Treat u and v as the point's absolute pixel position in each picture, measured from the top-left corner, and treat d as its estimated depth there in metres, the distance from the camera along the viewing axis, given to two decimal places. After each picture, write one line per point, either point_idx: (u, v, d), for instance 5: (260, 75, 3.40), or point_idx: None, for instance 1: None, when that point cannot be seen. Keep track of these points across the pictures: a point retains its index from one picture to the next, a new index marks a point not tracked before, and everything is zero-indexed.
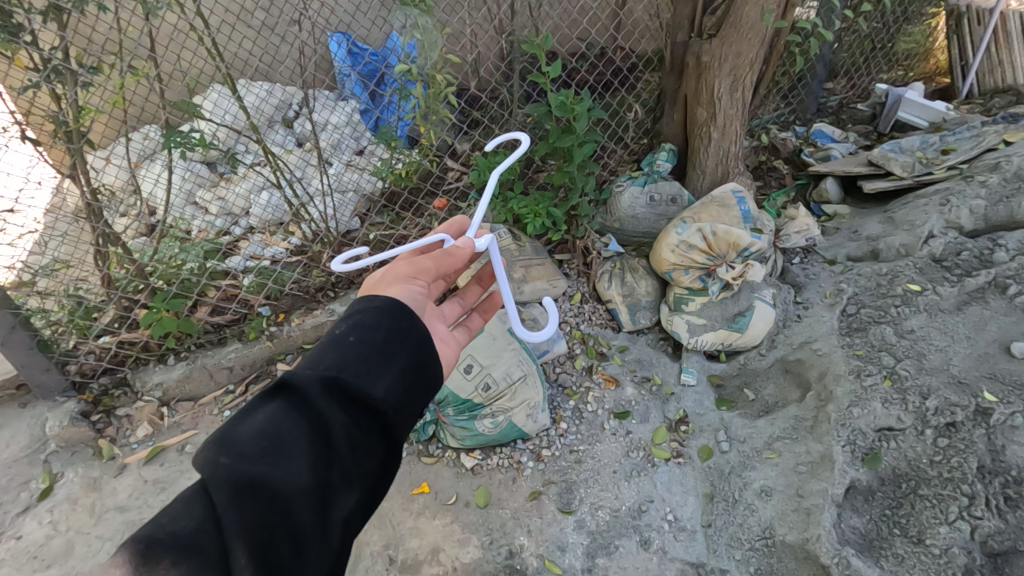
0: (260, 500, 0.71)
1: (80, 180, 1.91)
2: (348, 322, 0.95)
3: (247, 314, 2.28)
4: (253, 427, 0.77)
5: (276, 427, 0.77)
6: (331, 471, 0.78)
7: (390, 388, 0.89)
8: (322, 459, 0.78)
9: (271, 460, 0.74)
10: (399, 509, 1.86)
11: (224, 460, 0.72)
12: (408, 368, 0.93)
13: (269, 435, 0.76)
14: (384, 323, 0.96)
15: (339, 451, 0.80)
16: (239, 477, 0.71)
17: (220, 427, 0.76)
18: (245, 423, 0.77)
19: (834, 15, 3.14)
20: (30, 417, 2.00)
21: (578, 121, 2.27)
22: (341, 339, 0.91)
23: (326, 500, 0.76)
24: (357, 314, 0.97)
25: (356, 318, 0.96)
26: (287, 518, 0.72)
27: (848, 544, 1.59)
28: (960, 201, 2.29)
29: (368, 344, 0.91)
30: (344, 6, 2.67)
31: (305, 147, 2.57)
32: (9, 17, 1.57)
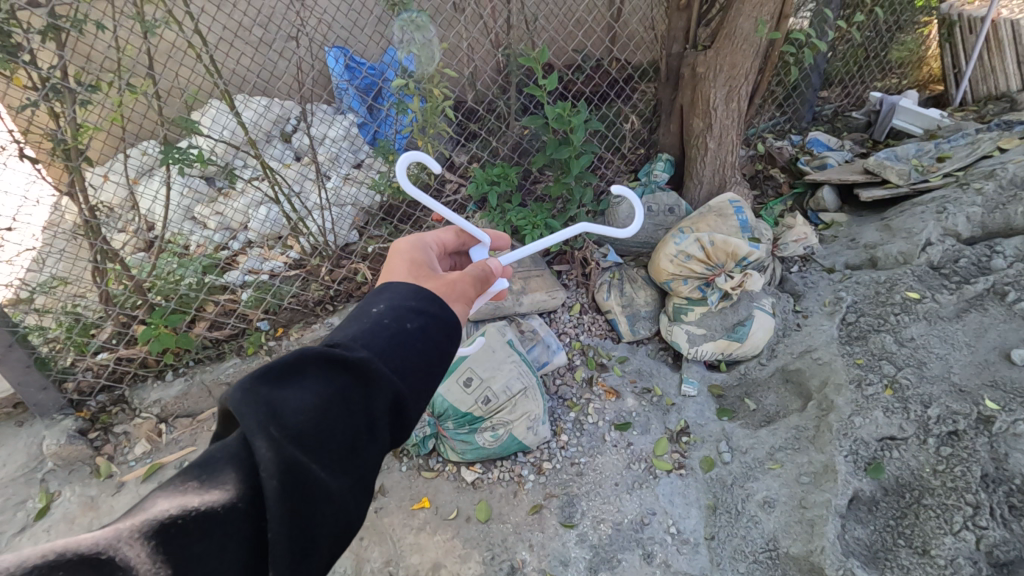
0: (297, 483, 0.69)
1: (78, 198, 1.91)
2: (416, 323, 0.95)
3: (245, 329, 2.27)
4: (302, 403, 0.75)
5: (326, 411, 0.76)
6: (358, 472, 0.78)
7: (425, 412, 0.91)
8: (352, 459, 0.77)
9: (312, 445, 0.73)
10: (399, 525, 1.85)
11: (274, 434, 0.70)
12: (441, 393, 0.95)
13: (317, 417, 0.75)
14: (442, 340, 0.97)
15: (366, 454, 0.80)
16: (286, 458, 0.69)
17: (271, 396, 0.73)
18: (294, 398, 0.75)
19: (828, 26, 3.16)
20: (27, 435, 1.98)
21: (575, 133, 2.28)
22: (408, 341, 0.92)
23: (346, 501, 0.75)
24: (426, 317, 0.96)
25: (423, 321, 0.96)
26: (313, 509, 0.70)
27: (853, 556, 1.57)
28: (956, 209, 2.30)
29: (416, 356, 0.91)
30: (341, 22, 2.69)
31: (304, 161, 2.58)
32: (8, 36, 1.58)
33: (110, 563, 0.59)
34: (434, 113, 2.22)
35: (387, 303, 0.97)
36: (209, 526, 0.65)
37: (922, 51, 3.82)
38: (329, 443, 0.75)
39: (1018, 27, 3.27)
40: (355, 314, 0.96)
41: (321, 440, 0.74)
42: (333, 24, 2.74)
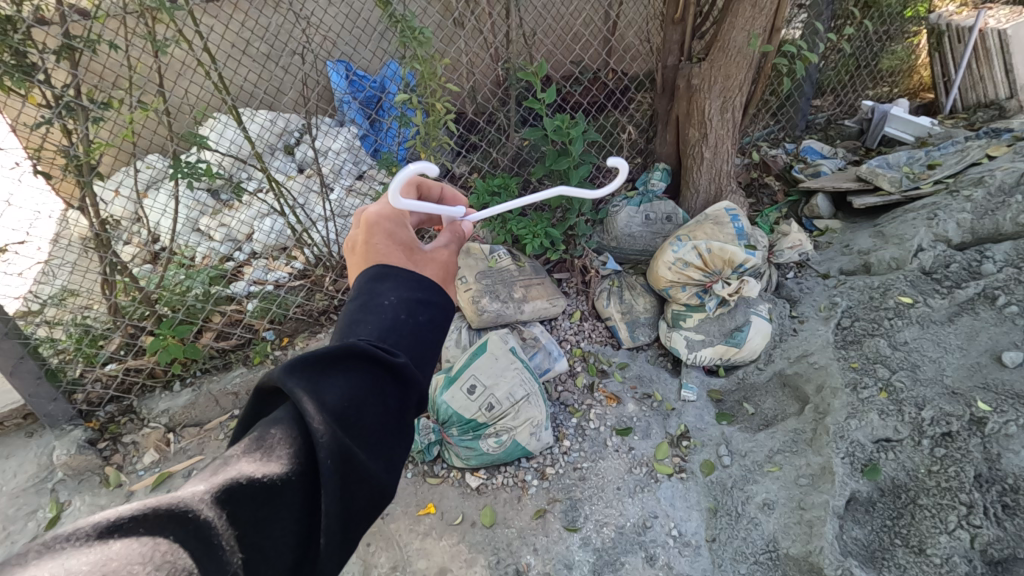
0: (346, 467, 0.71)
1: (89, 212, 1.96)
2: (427, 315, 0.93)
3: (251, 338, 2.31)
4: (342, 391, 0.76)
5: (366, 401, 0.78)
6: (395, 455, 0.80)
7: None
8: (392, 445, 0.80)
9: (355, 429, 0.75)
10: (406, 530, 1.88)
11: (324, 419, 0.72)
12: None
13: (357, 405, 0.76)
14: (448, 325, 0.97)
15: (399, 440, 0.82)
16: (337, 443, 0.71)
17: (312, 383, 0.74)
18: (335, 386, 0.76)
19: (819, 38, 3.24)
20: (37, 446, 2.01)
21: (574, 144, 2.33)
22: (424, 333, 0.91)
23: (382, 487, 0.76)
24: (436, 308, 0.94)
25: (433, 312, 0.94)
26: (360, 493, 0.72)
27: (851, 556, 1.61)
28: (947, 215, 2.35)
29: (437, 344, 0.93)
30: (345, 37, 2.76)
31: (308, 174, 2.63)
32: (23, 57, 1.64)
33: (192, 523, 0.59)
34: (435, 126, 2.29)
35: (396, 295, 0.92)
36: (271, 495, 0.65)
37: (912, 60, 3.89)
38: (372, 429, 0.77)
39: (1004, 36, 3.35)
40: (364, 305, 0.90)
41: (367, 426, 0.77)
42: (336, 40, 2.80)
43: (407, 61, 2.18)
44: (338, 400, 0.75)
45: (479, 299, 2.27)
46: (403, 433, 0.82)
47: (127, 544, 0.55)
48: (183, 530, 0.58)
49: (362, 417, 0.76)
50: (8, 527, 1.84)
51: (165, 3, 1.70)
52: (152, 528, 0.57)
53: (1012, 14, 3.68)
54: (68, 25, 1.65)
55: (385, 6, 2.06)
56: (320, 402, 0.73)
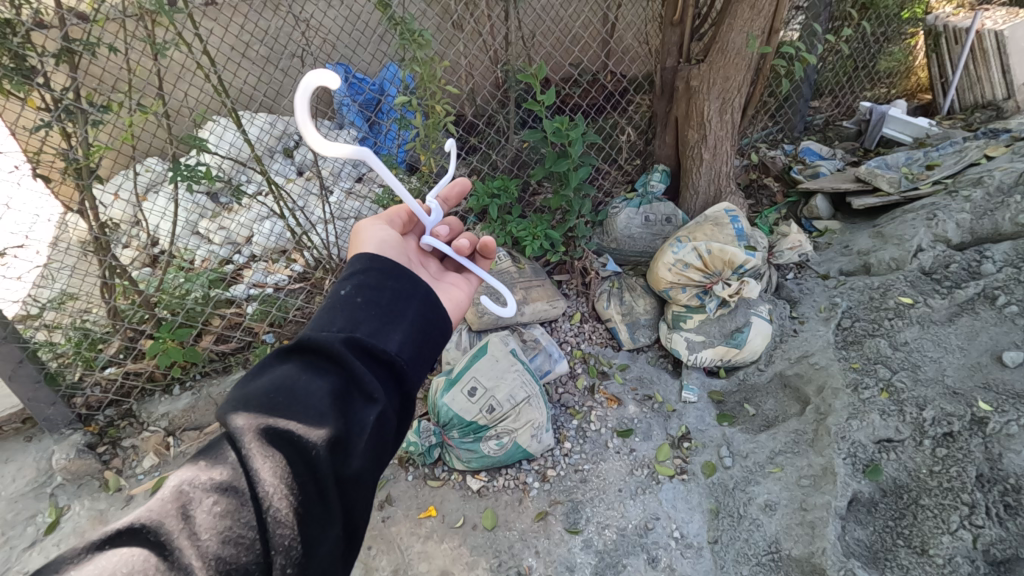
0: (284, 444, 0.79)
1: (88, 215, 1.95)
2: (350, 288, 1.03)
3: (251, 342, 2.31)
4: (267, 383, 0.86)
5: (297, 381, 0.87)
6: (347, 418, 0.86)
7: (400, 346, 0.99)
8: (343, 409, 0.87)
9: (288, 408, 0.83)
10: (406, 533, 1.87)
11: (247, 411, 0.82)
12: (412, 326, 1.03)
13: (284, 388, 0.85)
14: (383, 284, 1.05)
15: (353, 403, 0.89)
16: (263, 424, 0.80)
17: (241, 389, 0.85)
18: (263, 381, 0.87)
19: (817, 39, 3.25)
20: (36, 450, 2.00)
21: (573, 146, 2.33)
22: (349, 303, 1.00)
23: (340, 447, 0.83)
24: (359, 279, 1.05)
25: (359, 282, 1.05)
26: (309, 462, 0.80)
27: (853, 557, 1.61)
28: (946, 215, 2.36)
29: (373, 304, 1.01)
30: (344, 40, 2.76)
31: (307, 176, 2.62)
32: (23, 60, 1.64)
33: (147, 532, 0.70)
34: (435, 128, 2.27)
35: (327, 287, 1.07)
36: (223, 493, 0.74)
37: (910, 61, 3.91)
38: (309, 403, 0.84)
39: (1002, 37, 3.36)
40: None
41: (304, 401, 0.84)
42: (336, 43, 2.80)
43: (406, 63, 2.18)
44: (263, 392, 0.84)
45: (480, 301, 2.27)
46: (355, 397, 0.89)
47: (96, 560, 0.66)
48: (142, 540, 0.69)
49: (296, 397, 0.84)
50: (7, 533, 1.84)
51: (164, 6, 1.70)
52: (116, 547, 0.68)
53: (1009, 14, 3.69)
54: (67, 28, 1.65)
55: (385, 8, 2.06)
56: (243, 400, 0.83)
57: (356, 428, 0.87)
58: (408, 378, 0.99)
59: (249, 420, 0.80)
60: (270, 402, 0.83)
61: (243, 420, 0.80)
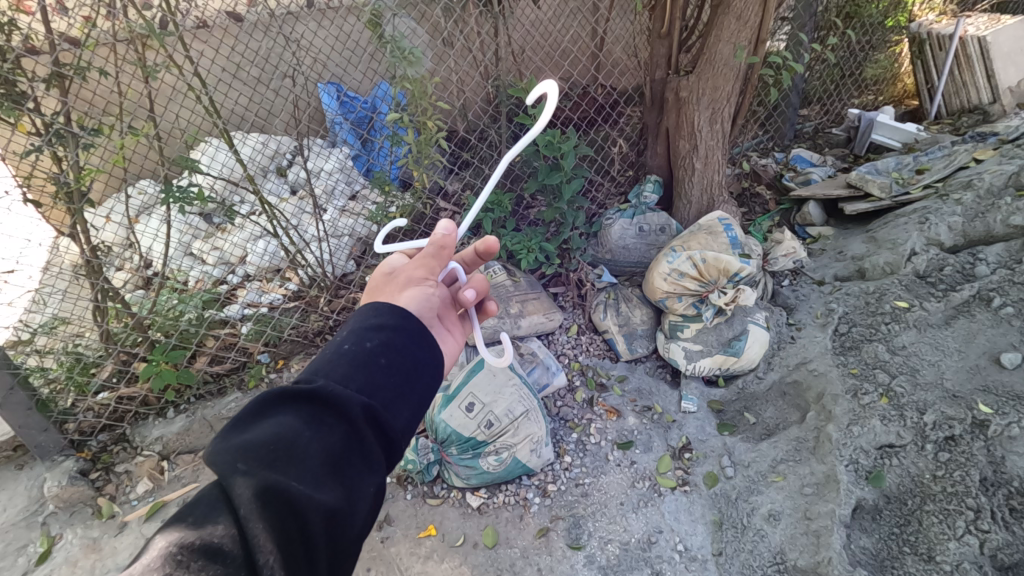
0: (278, 507, 0.76)
1: (80, 239, 1.94)
2: (374, 340, 1.00)
3: (247, 362, 2.29)
4: (269, 431, 0.82)
5: (303, 435, 0.83)
6: (346, 488, 0.83)
7: (408, 423, 0.96)
8: (343, 479, 0.83)
9: (291, 467, 0.79)
10: (406, 554, 1.84)
11: (242, 466, 0.77)
12: (424, 399, 1.01)
13: (289, 443, 0.81)
14: (407, 346, 1.02)
15: (355, 471, 0.85)
16: (258, 485, 0.76)
17: (242, 433, 0.81)
18: (266, 428, 0.83)
19: (803, 49, 3.29)
20: (28, 479, 1.97)
21: (565, 159, 2.34)
22: (372, 361, 0.96)
23: (336, 518, 0.80)
24: (385, 333, 1.02)
25: (383, 336, 1.01)
26: (301, 533, 0.76)
27: (860, 566, 1.58)
28: (938, 219, 2.38)
29: (395, 368, 0.98)
30: (336, 59, 2.78)
31: (300, 195, 2.63)
32: (13, 86, 1.65)
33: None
34: (427, 143, 2.28)
35: (349, 327, 1.03)
36: (212, 556, 0.72)
37: (895, 68, 3.97)
38: (312, 466, 0.81)
39: (984, 43, 3.42)
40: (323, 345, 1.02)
41: (307, 463, 0.81)
42: (327, 62, 2.82)
43: (397, 80, 2.18)
44: (267, 440, 0.80)
45: None
46: (358, 464, 0.86)
47: None
48: None
49: (300, 456, 0.81)
50: None
51: (154, 29, 1.71)
52: None
53: (990, 21, 3.76)
54: (57, 53, 1.66)
55: (375, 27, 2.07)
56: (240, 451, 0.78)
57: (355, 500, 0.84)
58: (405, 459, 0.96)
59: (246, 476, 0.76)
60: (271, 453, 0.79)
61: (239, 476, 0.76)
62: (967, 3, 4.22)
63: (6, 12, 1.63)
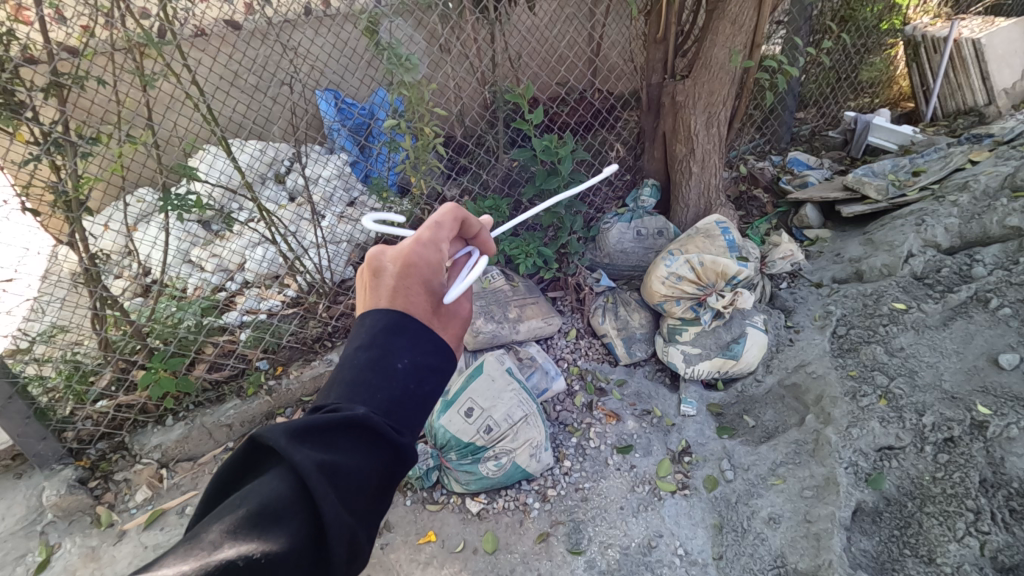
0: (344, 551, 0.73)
1: (78, 247, 1.95)
2: (433, 384, 0.92)
3: (245, 369, 2.29)
4: (347, 466, 0.76)
5: (365, 468, 0.79)
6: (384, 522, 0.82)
7: None
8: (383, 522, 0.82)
9: (359, 507, 0.77)
10: (406, 560, 1.83)
11: (330, 497, 0.72)
12: None
13: (356, 475, 0.77)
14: None
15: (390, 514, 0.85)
16: (339, 525, 0.72)
17: (325, 460, 0.74)
18: (344, 458, 0.77)
19: (798, 52, 3.31)
20: (26, 488, 1.96)
21: (563, 163, 2.34)
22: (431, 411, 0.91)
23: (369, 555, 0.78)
24: (443, 378, 0.93)
25: (440, 381, 0.93)
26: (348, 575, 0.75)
27: (861, 568, 1.58)
28: (934, 221, 2.38)
29: None
30: (333, 65, 2.79)
31: (299, 202, 2.64)
32: (11, 95, 1.66)
33: None
34: (425, 150, 2.29)
35: (410, 358, 0.89)
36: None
37: (891, 71, 3.99)
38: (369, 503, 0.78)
39: (979, 45, 3.44)
40: (374, 363, 0.87)
41: (364, 498, 0.78)
42: (324, 69, 2.84)
43: (394, 87, 2.18)
44: (338, 465, 0.75)
45: (474, 320, 2.26)
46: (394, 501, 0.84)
47: None
48: None
49: (360, 485, 0.77)
50: None
51: (152, 39, 1.73)
52: None
53: (984, 24, 3.79)
54: (55, 62, 1.67)
55: (372, 34, 2.09)
56: (325, 481, 0.73)
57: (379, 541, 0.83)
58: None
59: (333, 509, 0.71)
60: (342, 481, 0.75)
61: (327, 508, 0.71)
62: (962, 6, 4.25)
63: (4, 23, 1.64)
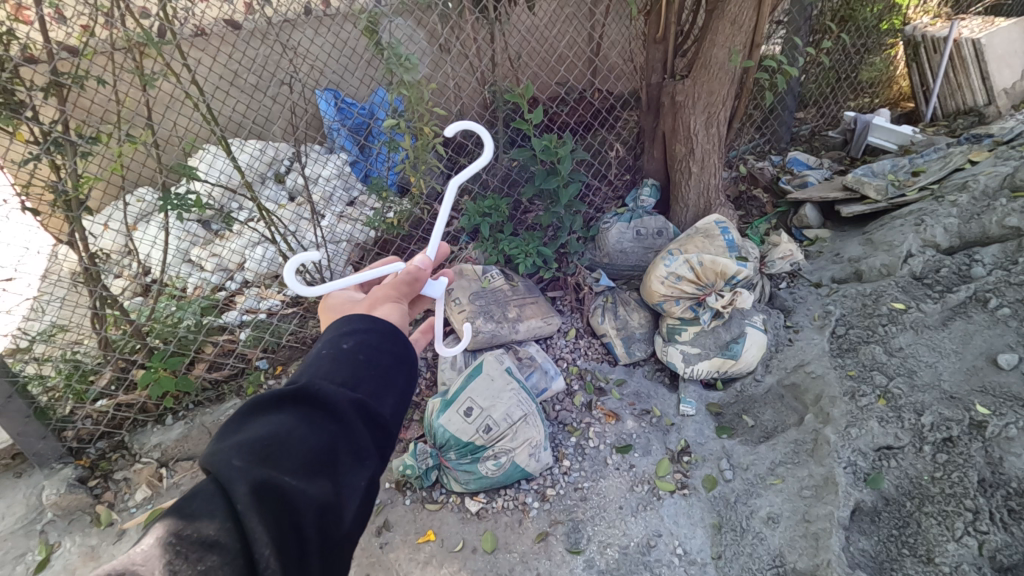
0: (274, 507, 0.75)
1: (78, 247, 1.95)
2: (350, 338, 0.98)
3: (244, 369, 2.29)
4: (260, 432, 0.81)
5: (294, 431, 0.83)
6: (328, 473, 0.83)
7: (396, 409, 0.96)
8: (334, 474, 0.83)
9: (284, 464, 0.79)
10: (405, 559, 1.83)
11: (237, 463, 0.76)
12: (411, 389, 1.00)
13: (281, 440, 0.81)
14: (385, 342, 1.01)
15: (347, 468, 0.86)
16: (253, 482, 0.75)
17: (233, 436, 0.80)
18: (256, 428, 0.82)
19: (798, 52, 3.31)
20: (26, 486, 1.97)
21: (563, 163, 2.35)
22: (356, 356, 0.96)
23: (326, 511, 0.81)
24: (360, 331, 1.00)
25: (358, 334, 0.99)
26: (295, 529, 0.76)
27: (859, 568, 1.58)
28: (934, 221, 2.38)
29: (375, 361, 0.97)
30: (332, 65, 2.80)
31: (299, 202, 2.64)
32: (12, 95, 1.66)
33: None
34: (424, 149, 2.29)
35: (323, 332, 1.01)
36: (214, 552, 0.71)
37: (890, 71, 3.99)
38: (297, 457, 0.81)
39: (979, 46, 3.44)
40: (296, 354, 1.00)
41: (291, 455, 0.80)
42: (324, 69, 2.84)
43: (394, 86, 2.18)
44: (247, 436, 0.80)
45: (473, 320, 2.26)
46: (351, 456, 0.87)
47: None
48: None
49: (280, 446, 0.80)
50: None
51: (152, 38, 1.73)
52: None
53: (984, 24, 3.79)
54: (55, 62, 1.67)
55: (372, 34, 2.09)
56: (235, 452, 0.78)
57: (345, 497, 0.84)
58: (392, 445, 0.95)
59: (242, 471, 0.76)
60: (266, 450, 0.79)
61: (236, 471, 0.75)
62: (962, 6, 4.25)
63: (4, 22, 1.64)
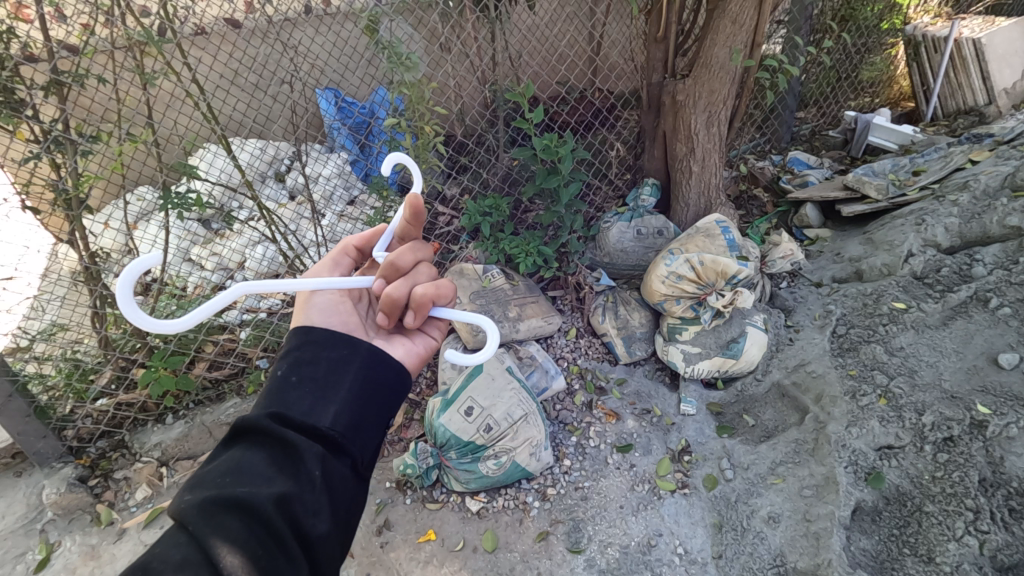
0: (235, 514, 0.79)
1: (78, 246, 1.95)
2: (285, 363, 1.04)
3: (245, 367, 2.30)
4: (210, 470, 0.86)
5: (242, 458, 0.88)
6: (282, 474, 0.86)
7: (346, 401, 0.99)
8: (292, 472, 0.87)
9: (237, 480, 0.84)
10: (405, 559, 1.83)
11: (189, 496, 0.82)
12: (358, 379, 1.03)
13: (228, 467, 0.86)
14: (319, 351, 1.05)
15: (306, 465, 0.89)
16: (207, 501, 0.80)
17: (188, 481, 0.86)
18: (209, 468, 0.87)
19: (798, 51, 3.32)
20: (26, 485, 1.96)
21: (563, 162, 2.33)
22: (291, 378, 1.00)
23: (292, 503, 0.84)
24: (293, 353, 1.05)
25: (292, 356, 1.05)
26: (263, 525, 0.79)
27: (861, 567, 1.58)
28: (935, 220, 2.38)
29: (312, 372, 1.01)
30: (332, 64, 2.81)
31: (300, 201, 2.65)
32: (12, 93, 1.66)
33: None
34: (425, 148, 2.27)
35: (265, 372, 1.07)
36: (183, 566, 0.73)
37: (890, 70, 4.00)
38: (247, 473, 0.85)
39: (979, 45, 3.44)
40: None
41: (243, 472, 0.85)
42: (324, 68, 2.85)
43: (394, 86, 2.17)
44: (199, 476, 0.86)
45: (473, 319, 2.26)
46: (306, 452, 0.90)
47: None
48: None
49: (229, 471, 0.85)
50: None
51: (152, 37, 1.72)
52: None
53: (985, 24, 3.80)
54: (55, 61, 1.67)
55: (372, 33, 2.09)
56: (191, 490, 0.83)
57: (310, 491, 0.87)
58: (355, 432, 0.98)
59: (194, 500, 0.80)
60: (217, 478, 0.84)
61: (188, 502, 0.80)
62: (962, 5, 4.25)
63: (5, 20, 1.64)
